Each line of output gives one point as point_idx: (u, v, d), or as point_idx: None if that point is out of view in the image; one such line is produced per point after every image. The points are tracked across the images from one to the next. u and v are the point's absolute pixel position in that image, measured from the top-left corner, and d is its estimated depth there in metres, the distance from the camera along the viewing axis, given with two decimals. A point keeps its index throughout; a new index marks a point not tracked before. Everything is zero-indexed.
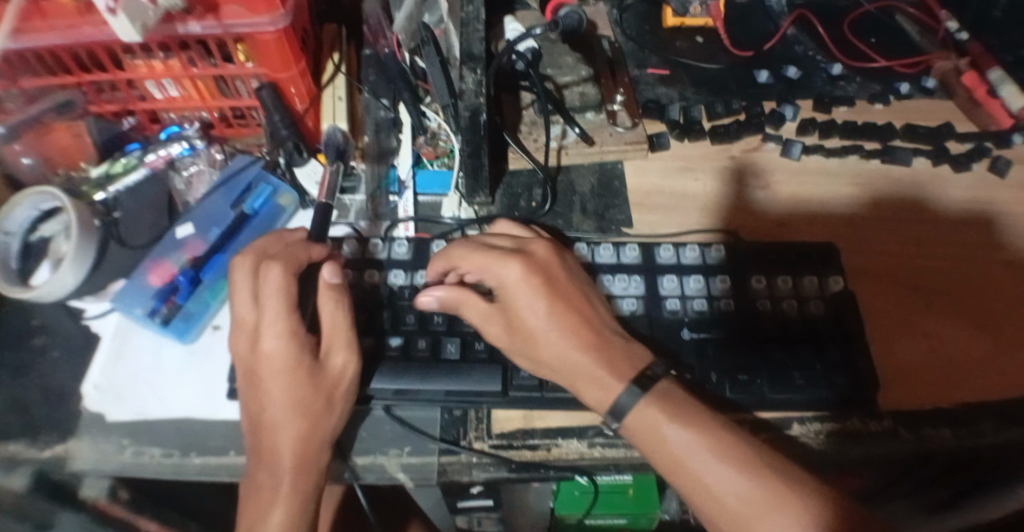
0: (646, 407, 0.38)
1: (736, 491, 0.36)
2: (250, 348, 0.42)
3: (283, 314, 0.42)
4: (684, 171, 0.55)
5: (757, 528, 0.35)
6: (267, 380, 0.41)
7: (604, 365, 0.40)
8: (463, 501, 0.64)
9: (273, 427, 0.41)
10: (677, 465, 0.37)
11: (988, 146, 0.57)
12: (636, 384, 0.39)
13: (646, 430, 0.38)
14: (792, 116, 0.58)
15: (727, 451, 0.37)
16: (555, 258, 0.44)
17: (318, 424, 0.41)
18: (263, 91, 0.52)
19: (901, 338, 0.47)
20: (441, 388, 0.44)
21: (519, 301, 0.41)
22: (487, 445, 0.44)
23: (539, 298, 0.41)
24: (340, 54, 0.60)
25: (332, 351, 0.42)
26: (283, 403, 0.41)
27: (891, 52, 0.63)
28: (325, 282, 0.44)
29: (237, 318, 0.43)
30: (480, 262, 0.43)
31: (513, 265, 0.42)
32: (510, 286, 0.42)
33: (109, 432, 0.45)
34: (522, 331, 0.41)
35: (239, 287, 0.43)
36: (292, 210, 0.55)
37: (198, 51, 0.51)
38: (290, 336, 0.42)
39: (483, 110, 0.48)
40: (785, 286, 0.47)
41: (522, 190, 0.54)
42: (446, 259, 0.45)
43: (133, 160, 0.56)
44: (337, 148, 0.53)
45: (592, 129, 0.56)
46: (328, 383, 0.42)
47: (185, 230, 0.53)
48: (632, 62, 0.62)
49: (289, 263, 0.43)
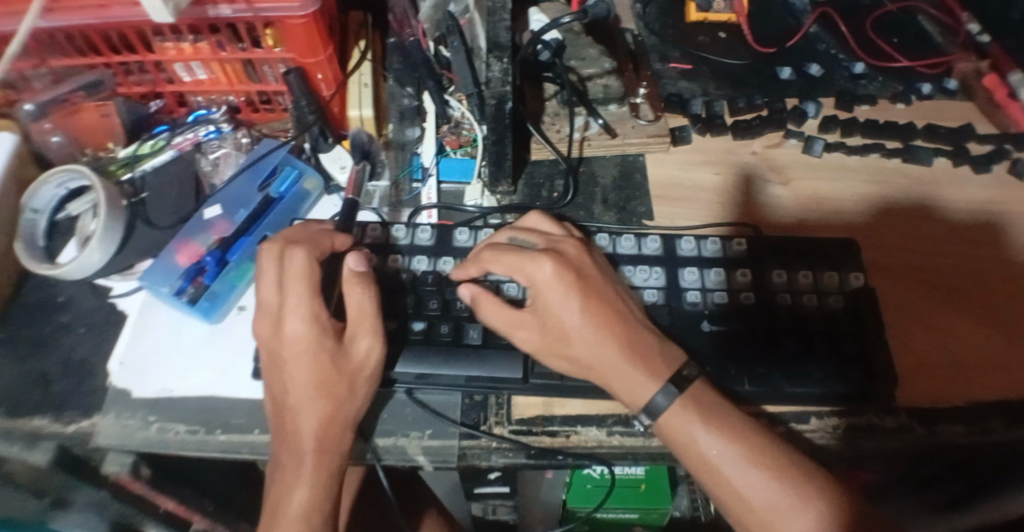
0: (677, 410, 0.39)
1: (764, 495, 0.37)
2: (273, 332, 0.43)
3: (308, 298, 0.43)
4: (705, 164, 0.56)
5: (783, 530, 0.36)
6: (290, 363, 0.42)
7: (635, 361, 0.40)
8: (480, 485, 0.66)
9: (296, 410, 0.41)
10: (707, 467, 0.38)
11: (1009, 148, 0.57)
12: (672, 384, 0.39)
13: (676, 431, 0.39)
14: (814, 113, 0.58)
15: (757, 456, 0.37)
16: (586, 256, 0.44)
17: (342, 407, 0.42)
18: (290, 75, 0.53)
19: (916, 334, 0.47)
20: (461, 373, 0.45)
21: (550, 300, 0.41)
22: (506, 430, 0.45)
23: (570, 296, 0.40)
24: (365, 41, 0.60)
25: (356, 336, 0.43)
26: (304, 384, 0.42)
27: (913, 52, 0.64)
28: (350, 270, 0.44)
29: (262, 303, 0.44)
30: (511, 262, 0.43)
31: (544, 264, 0.41)
32: (542, 285, 0.41)
33: (133, 408, 0.46)
34: (553, 330, 0.41)
35: (265, 272, 0.44)
36: (317, 194, 0.56)
37: (228, 35, 0.52)
38: (314, 320, 0.42)
39: (508, 100, 0.48)
40: (805, 281, 0.48)
41: (543, 179, 0.55)
42: (478, 262, 0.44)
43: (161, 142, 0.57)
44: (361, 149, 0.54)
45: (613, 121, 0.57)
46: (351, 367, 0.42)
47: (213, 211, 0.54)
48: (654, 55, 0.62)
49: (315, 248, 0.44)
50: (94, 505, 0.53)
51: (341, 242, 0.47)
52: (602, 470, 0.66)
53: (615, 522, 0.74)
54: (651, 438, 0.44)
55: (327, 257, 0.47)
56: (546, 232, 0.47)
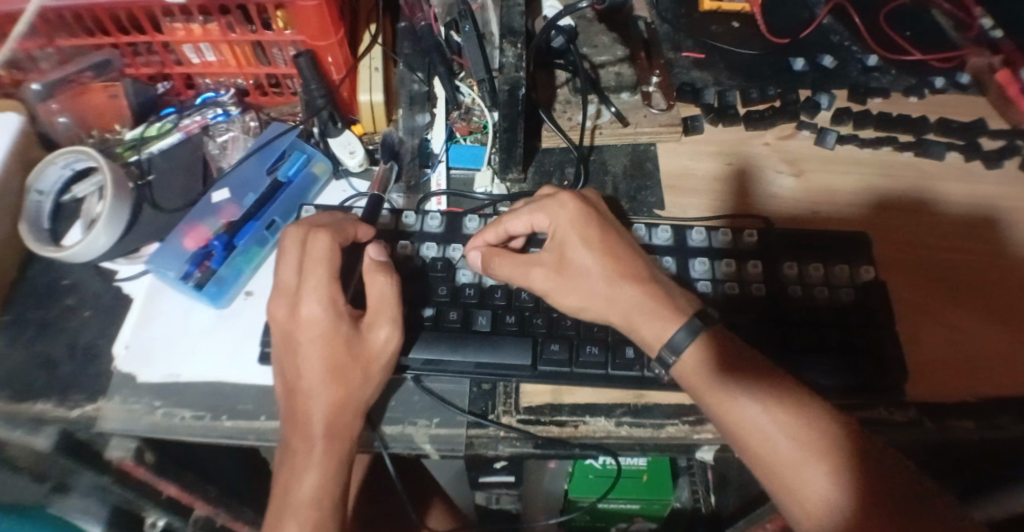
0: (697, 347, 0.39)
1: (783, 434, 0.36)
2: (288, 313, 0.43)
3: (326, 281, 0.43)
4: (716, 155, 0.55)
5: (802, 470, 0.35)
6: (304, 345, 0.42)
7: (662, 302, 0.41)
8: (487, 476, 0.66)
9: (308, 394, 0.41)
10: (728, 405, 0.38)
11: (1020, 144, 0.56)
12: (696, 319, 0.40)
13: (697, 370, 0.39)
14: (827, 105, 0.57)
15: (779, 396, 0.37)
16: (602, 202, 0.46)
17: (355, 393, 0.42)
18: (301, 58, 0.52)
19: (923, 325, 0.47)
20: (470, 359, 0.44)
21: (572, 238, 0.42)
22: (515, 419, 0.44)
23: (590, 230, 0.42)
24: (376, 25, 0.59)
25: (375, 325, 0.42)
26: (317, 365, 0.41)
27: (925, 46, 0.63)
28: (369, 260, 0.44)
29: (280, 283, 0.44)
30: (531, 214, 0.44)
31: (567, 204, 0.43)
32: (564, 223, 0.43)
33: (139, 392, 0.46)
34: (572, 265, 0.42)
35: (286, 252, 0.44)
36: (325, 179, 0.55)
37: (238, 17, 0.52)
38: (330, 305, 0.42)
39: (522, 86, 0.47)
40: (816, 273, 0.47)
41: (554, 167, 0.54)
42: (497, 224, 0.44)
43: (167, 124, 0.56)
44: (391, 148, 0.54)
45: (626, 110, 0.56)
46: (367, 354, 0.42)
47: (221, 195, 0.53)
48: (667, 44, 0.61)
49: (339, 234, 0.44)
50: (97, 489, 0.52)
51: (366, 231, 0.47)
52: (604, 462, 0.66)
53: (616, 513, 0.75)
54: (660, 428, 0.44)
55: (349, 245, 0.47)
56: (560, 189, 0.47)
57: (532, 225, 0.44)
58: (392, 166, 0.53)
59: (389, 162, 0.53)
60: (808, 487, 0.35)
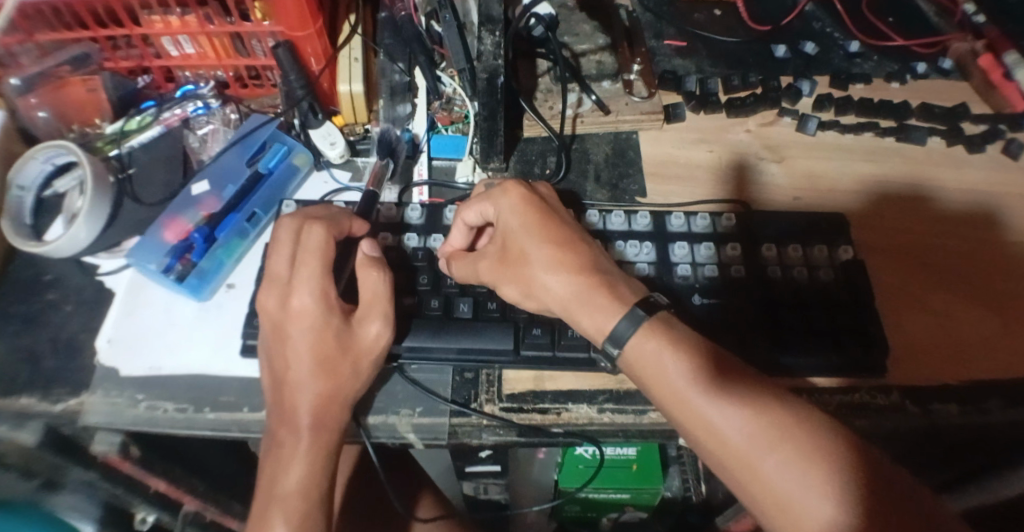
0: (642, 337, 0.37)
1: (738, 424, 0.34)
2: (279, 304, 0.43)
3: (318, 273, 0.43)
4: (699, 142, 0.55)
5: (759, 463, 0.33)
6: (295, 337, 0.42)
7: (601, 287, 0.39)
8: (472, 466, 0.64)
9: (295, 385, 0.41)
10: (678, 397, 0.36)
11: (1002, 128, 0.57)
12: (638, 307, 0.38)
13: (645, 362, 0.37)
14: (808, 91, 0.57)
15: (731, 385, 0.35)
16: (553, 196, 0.45)
17: (343, 387, 0.42)
18: (279, 49, 0.51)
19: (912, 312, 0.47)
20: (453, 346, 0.44)
21: (513, 225, 0.42)
22: (498, 408, 0.44)
23: (530, 216, 0.42)
24: (356, 16, 0.58)
25: (366, 320, 0.42)
26: (304, 358, 0.41)
27: (908, 31, 0.63)
28: (362, 255, 0.44)
29: (270, 273, 0.43)
30: (481, 202, 0.43)
31: (510, 191, 0.42)
32: (506, 212, 0.42)
33: (122, 386, 0.46)
34: (516, 254, 0.41)
35: (279, 243, 0.44)
36: (307, 170, 0.55)
37: (216, 8, 0.52)
38: (322, 297, 0.42)
39: (501, 73, 0.48)
40: (795, 254, 0.48)
41: (536, 156, 0.54)
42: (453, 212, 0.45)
43: (148, 118, 0.56)
44: (388, 143, 0.53)
45: (607, 98, 0.55)
46: (357, 348, 0.42)
47: (202, 187, 0.53)
48: (649, 33, 0.61)
49: (332, 226, 0.44)
50: (85, 485, 0.52)
51: (360, 226, 0.46)
52: (592, 453, 0.65)
53: (607, 503, 0.75)
54: (642, 415, 0.44)
55: (342, 240, 0.46)
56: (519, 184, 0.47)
57: (482, 214, 0.44)
58: (388, 163, 0.52)
59: (384, 159, 0.52)
60: (766, 481, 0.33)
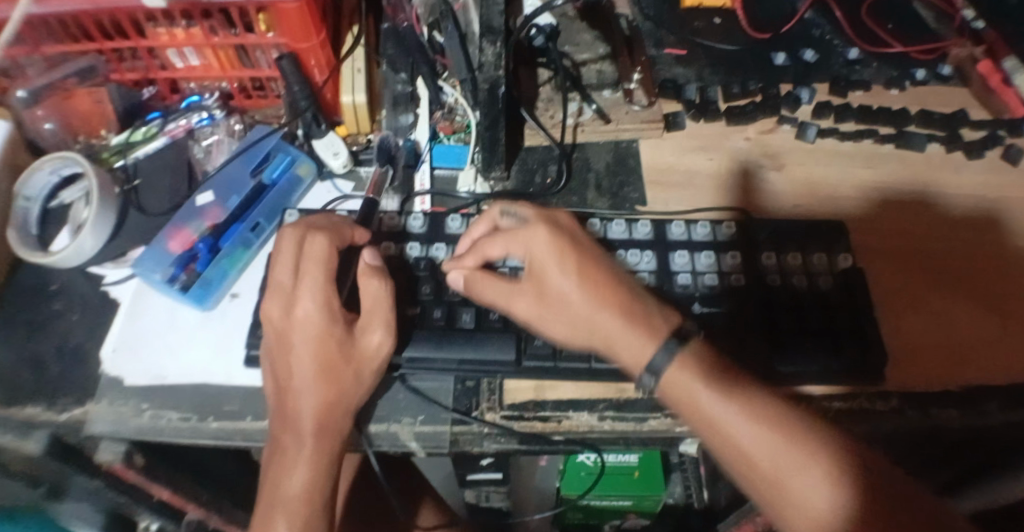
0: (677, 370, 0.38)
1: (769, 451, 0.35)
2: (283, 313, 0.43)
3: (323, 283, 0.43)
4: (699, 150, 0.55)
5: (791, 488, 0.34)
6: (298, 346, 0.42)
7: (637, 322, 0.39)
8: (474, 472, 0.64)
9: (298, 393, 0.41)
10: (711, 425, 0.36)
11: (1002, 134, 0.57)
12: (673, 343, 0.38)
13: (678, 391, 0.38)
14: (808, 98, 0.58)
15: (762, 413, 0.36)
16: (577, 226, 0.44)
17: (345, 394, 0.42)
18: (283, 60, 0.52)
19: (914, 316, 0.48)
20: (454, 357, 0.45)
21: (547, 266, 0.41)
22: (499, 416, 0.44)
23: (565, 256, 0.41)
24: (359, 26, 0.59)
25: (369, 329, 0.42)
26: (308, 369, 0.42)
27: (907, 38, 0.63)
28: (364, 264, 0.44)
29: (274, 282, 0.44)
30: (507, 241, 0.43)
31: (540, 232, 0.42)
32: (538, 251, 0.41)
33: (126, 395, 0.46)
34: (552, 294, 0.41)
35: (283, 252, 0.44)
36: (310, 181, 0.55)
37: (220, 20, 0.52)
38: (325, 305, 0.43)
39: (502, 84, 0.48)
40: (794, 262, 0.48)
41: (537, 165, 0.54)
42: (476, 248, 0.44)
43: (153, 129, 0.57)
44: (386, 151, 0.54)
45: (607, 107, 0.56)
46: (360, 357, 0.42)
47: (206, 197, 0.53)
48: (650, 41, 0.61)
49: (336, 237, 0.45)
50: (90, 493, 0.53)
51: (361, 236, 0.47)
52: (594, 459, 0.66)
53: (609, 509, 0.75)
54: (642, 422, 0.44)
55: (345, 249, 0.47)
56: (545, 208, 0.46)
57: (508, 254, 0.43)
58: (387, 170, 0.53)
59: (384, 166, 0.54)
60: (798, 505, 0.34)
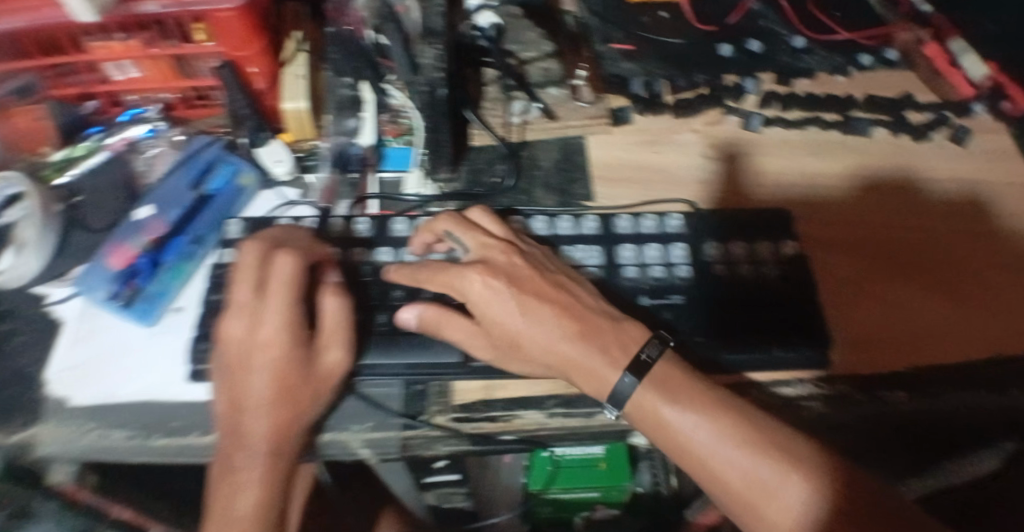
0: (645, 393, 0.38)
1: (742, 471, 0.36)
2: (246, 332, 0.41)
3: (287, 304, 0.42)
4: (647, 143, 0.55)
5: (766, 509, 0.35)
6: (259, 367, 0.40)
7: (595, 352, 0.40)
8: (429, 476, 0.59)
9: (250, 413, 0.40)
10: (683, 447, 0.37)
11: (948, 115, 0.58)
12: (629, 372, 0.39)
13: (649, 414, 0.38)
14: (752, 89, 0.58)
15: (733, 432, 0.36)
16: (520, 258, 0.45)
17: (300, 414, 0.41)
18: (223, 69, 0.52)
19: (875, 308, 0.47)
20: (400, 361, 0.44)
21: (493, 306, 0.42)
22: (449, 419, 0.44)
23: (511, 297, 0.42)
24: (301, 32, 0.59)
25: (327, 346, 0.42)
26: (264, 387, 0.40)
27: (853, 24, 0.64)
28: (328, 283, 0.44)
29: (234, 298, 0.42)
30: (443, 280, 0.44)
31: (474, 281, 0.43)
32: (479, 297, 0.43)
33: (72, 415, 0.45)
34: (506, 334, 0.42)
35: (243, 270, 0.43)
36: (253, 190, 0.54)
37: (157, 31, 0.51)
38: (288, 324, 0.42)
39: (439, 87, 0.48)
40: (739, 251, 0.48)
41: (485, 165, 0.53)
42: (414, 281, 0.45)
43: (94, 143, 0.57)
44: (343, 158, 0.54)
45: (553, 104, 0.56)
46: (318, 376, 0.41)
47: (145, 212, 0.51)
48: (597, 37, 0.60)
49: (304, 255, 0.43)
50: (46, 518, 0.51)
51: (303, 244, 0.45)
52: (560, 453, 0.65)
53: (578, 503, 0.74)
54: (592, 417, 0.44)
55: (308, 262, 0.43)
56: (490, 232, 0.47)
57: (456, 289, 0.44)
58: (338, 176, 0.54)
59: (335, 172, 0.54)
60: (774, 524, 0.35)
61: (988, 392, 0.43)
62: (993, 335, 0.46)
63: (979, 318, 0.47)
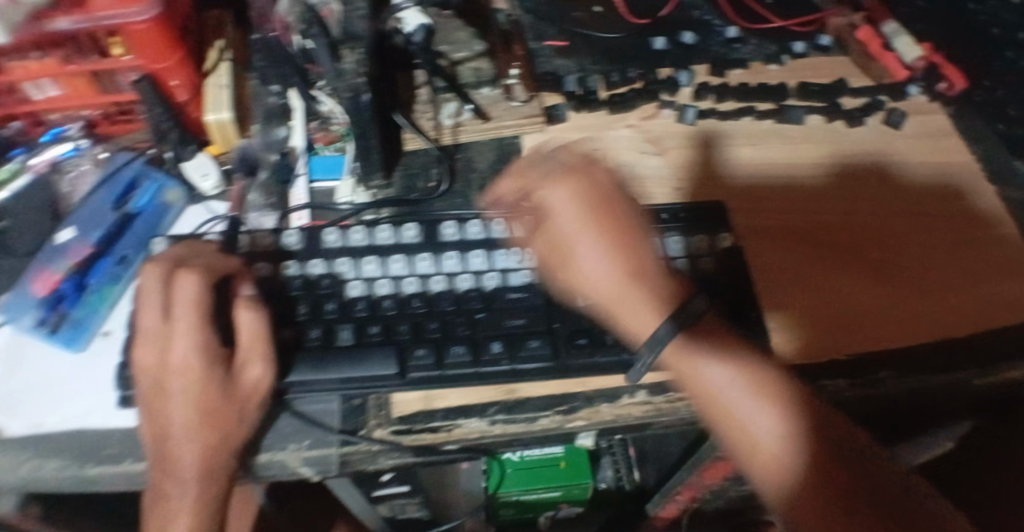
0: (684, 339, 0.40)
1: (768, 427, 0.37)
2: (157, 361, 0.40)
3: (194, 326, 0.41)
4: (583, 141, 0.55)
5: (783, 467, 0.36)
6: (174, 393, 0.40)
7: (641, 288, 0.42)
8: (379, 488, 0.59)
9: (177, 439, 0.39)
10: (713, 396, 0.39)
11: (882, 99, 0.58)
12: (674, 318, 0.40)
13: (684, 360, 0.40)
14: (687, 82, 0.58)
15: (766, 390, 0.38)
16: (612, 181, 0.45)
17: (230, 434, 0.40)
18: (141, 83, 0.51)
19: (819, 294, 0.47)
20: (334, 376, 0.43)
21: (558, 213, 0.44)
22: (388, 432, 0.43)
23: (590, 212, 0.44)
24: (224, 40, 0.58)
25: (247, 363, 0.41)
26: (187, 410, 0.40)
27: (786, 12, 0.64)
28: (240, 295, 0.42)
29: (141, 326, 0.41)
30: (517, 183, 0.45)
31: (564, 185, 0.44)
32: (556, 205, 0.44)
33: (6, 446, 0.43)
34: (566, 254, 0.44)
35: (148, 294, 0.41)
36: (180, 206, 0.54)
37: (74, 48, 0.49)
38: (201, 348, 0.41)
39: (364, 92, 0.46)
40: (676, 246, 0.48)
41: (420, 169, 0.53)
42: (521, 179, 0.45)
43: (18, 165, 0.55)
44: (248, 162, 0.54)
45: (486, 104, 0.56)
46: (239, 394, 0.40)
47: (66, 234, 0.51)
48: (530, 33, 0.61)
49: (207, 270, 0.42)
50: None
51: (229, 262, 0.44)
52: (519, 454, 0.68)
53: (540, 502, 0.74)
54: (533, 422, 0.44)
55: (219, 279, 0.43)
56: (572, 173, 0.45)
57: (560, 209, 0.44)
58: (251, 182, 0.53)
59: (247, 177, 0.54)
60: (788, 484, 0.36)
61: (927, 375, 0.44)
62: (934, 316, 0.47)
63: (920, 302, 0.47)
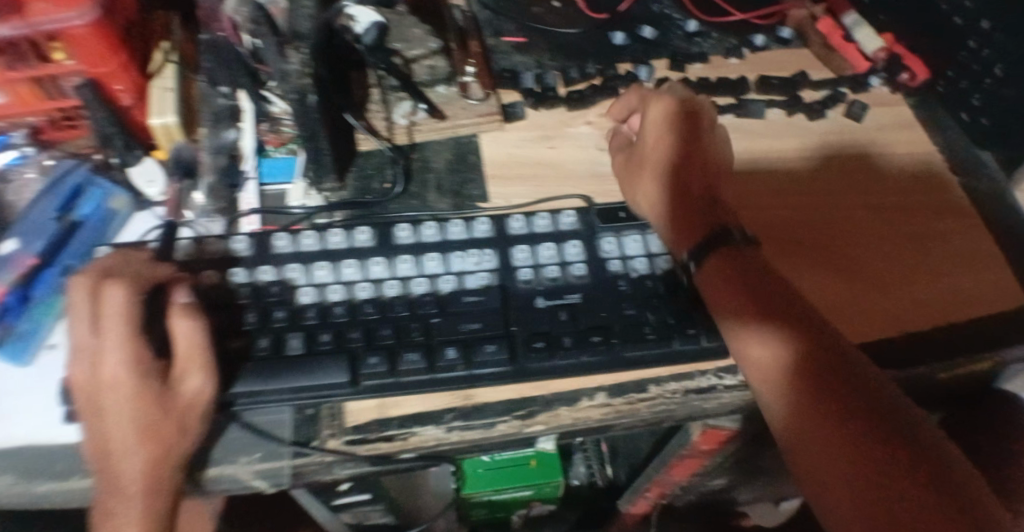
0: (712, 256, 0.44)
1: (778, 345, 0.39)
2: (90, 374, 0.38)
3: (127, 338, 0.39)
4: (540, 139, 0.54)
5: (783, 382, 0.38)
6: (109, 410, 0.38)
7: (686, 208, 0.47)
8: (339, 497, 0.58)
9: (119, 455, 0.38)
10: (729, 309, 0.41)
11: (843, 91, 0.58)
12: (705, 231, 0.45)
13: (711, 276, 0.43)
14: (647, 77, 0.57)
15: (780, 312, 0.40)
16: (704, 113, 0.50)
17: (171, 446, 0.39)
18: (82, 88, 0.48)
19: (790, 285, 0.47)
20: (285, 385, 0.42)
21: (653, 132, 0.50)
22: (341, 442, 0.42)
23: (670, 133, 0.49)
24: (170, 42, 0.56)
25: (185, 374, 0.39)
26: (126, 426, 0.38)
27: (746, 5, 0.64)
28: (175, 303, 0.40)
29: (74, 342, 0.39)
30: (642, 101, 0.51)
31: (664, 104, 0.50)
32: (652, 121, 0.50)
33: None
34: (639, 166, 0.50)
35: (76, 309, 0.39)
36: (127, 213, 0.52)
37: (12, 55, 0.46)
38: (134, 362, 0.39)
39: (311, 93, 0.44)
40: (634, 245, 0.47)
41: (374, 170, 0.52)
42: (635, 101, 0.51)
43: None
44: (184, 165, 0.52)
45: (441, 103, 0.54)
46: (178, 407, 0.39)
47: (8, 246, 0.48)
48: (487, 29, 0.60)
49: (136, 283, 0.40)
50: None
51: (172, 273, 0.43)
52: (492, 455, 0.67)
53: (512, 502, 0.74)
54: (491, 428, 0.43)
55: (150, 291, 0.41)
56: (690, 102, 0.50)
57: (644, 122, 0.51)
58: (187, 185, 0.52)
59: (183, 181, 0.52)
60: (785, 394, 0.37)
61: (896, 369, 0.43)
62: (903, 311, 0.46)
63: (886, 298, 0.47)
